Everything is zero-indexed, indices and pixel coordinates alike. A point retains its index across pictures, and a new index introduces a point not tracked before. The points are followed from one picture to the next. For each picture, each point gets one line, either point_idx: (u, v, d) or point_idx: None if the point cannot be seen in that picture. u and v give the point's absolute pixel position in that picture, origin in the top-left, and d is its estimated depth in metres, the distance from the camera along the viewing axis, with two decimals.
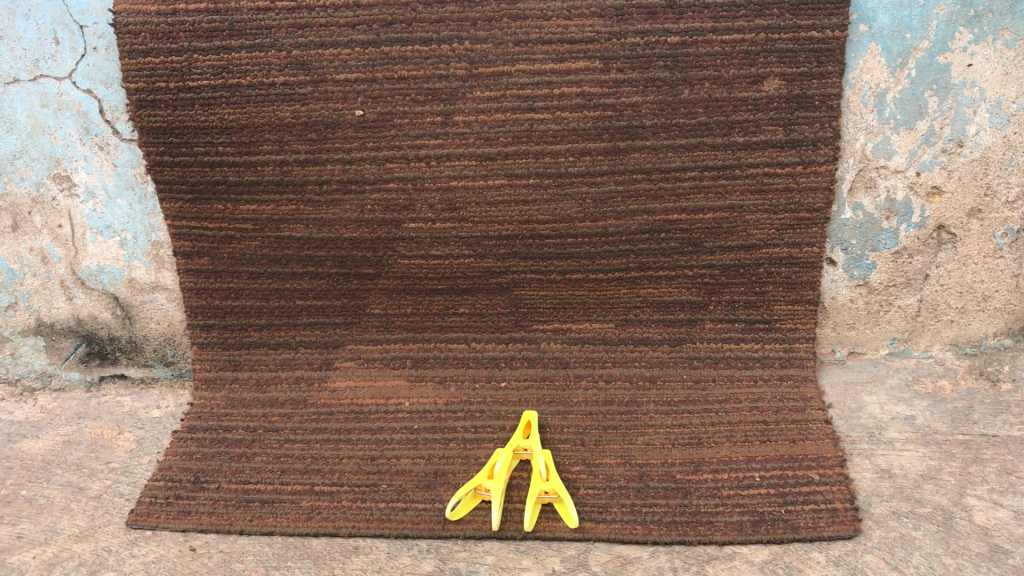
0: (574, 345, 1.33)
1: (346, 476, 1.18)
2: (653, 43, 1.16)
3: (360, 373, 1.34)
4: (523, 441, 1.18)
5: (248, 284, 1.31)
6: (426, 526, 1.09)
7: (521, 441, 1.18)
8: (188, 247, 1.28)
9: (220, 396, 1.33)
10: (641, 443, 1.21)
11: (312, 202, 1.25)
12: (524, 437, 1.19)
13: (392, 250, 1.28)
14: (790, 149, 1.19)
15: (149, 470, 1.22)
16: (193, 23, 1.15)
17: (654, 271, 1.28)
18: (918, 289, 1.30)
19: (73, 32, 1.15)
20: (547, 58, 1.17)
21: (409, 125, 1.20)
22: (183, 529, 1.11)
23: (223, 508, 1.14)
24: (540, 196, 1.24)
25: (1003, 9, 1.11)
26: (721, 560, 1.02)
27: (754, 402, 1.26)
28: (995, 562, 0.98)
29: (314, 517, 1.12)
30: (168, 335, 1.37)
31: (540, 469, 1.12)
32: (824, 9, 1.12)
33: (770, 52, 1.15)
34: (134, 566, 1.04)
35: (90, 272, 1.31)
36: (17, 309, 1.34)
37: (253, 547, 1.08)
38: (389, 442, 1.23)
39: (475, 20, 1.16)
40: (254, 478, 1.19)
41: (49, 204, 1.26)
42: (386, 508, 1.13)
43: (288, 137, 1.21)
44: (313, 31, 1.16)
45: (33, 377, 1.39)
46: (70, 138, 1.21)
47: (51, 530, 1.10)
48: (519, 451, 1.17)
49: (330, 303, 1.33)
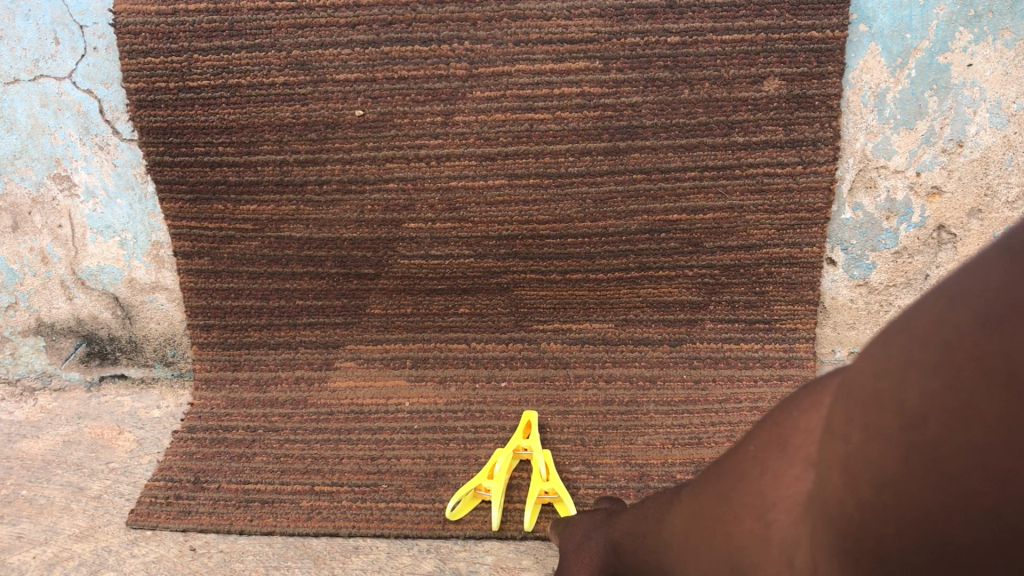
0: (574, 345, 1.32)
1: (346, 476, 1.19)
2: (653, 43, 1.16)
3: (360, 373, 1.34)
4: (523, 441, 1.18)
5: (249, 284, 1.31)
6: (426, 526, 1.10)
7: (521, 442, 1.18)
8: (188, 247, 1.27)
9: (220, 396, 1.33)
10: (641, 443, 1.22)
11: (313, 202, 1.25)
12: (524, 437, 1.19)
13: (392, 250, 1.28)
14: (790, 149, 1.20)
15: (149, 470, 1.22)
16: (193, 23, 1.16)
17: (654, 271, 1.28)
18: (918, 289, 1.29)
19: (73, 32, 1.15)
20: (546, 59, 1.17)
21: (409, 125, 1.20)
22: (183, 529, 1.12)
23: (223, 508, 1.16)
24: (540, 196, 1.23)
25: (1003, 9, 1.10)
26: None
27: (754, 402, 1.27)
28: None
29: (314, 517, 1.13)
30: (168, 335, 1.35)
31: (540, 469, 1.13)
32: (824, 9, 1.13)
33: (770, 52, 1.16)
34: (134, 566, 1.06)
35: (90, 272, 1.30)
36: (17, 309, 1.33)
37: (253, 547, 1.09)
38: (389, 442, 1.24)
39: (475, 20, 1.16)
40: (254, 478, 1.20)
41: (49, 204, 1.25)
42: (387, 508, 1.14)
43: (288, 137, 1.21)
44: (313, 31, 1.16)
45: (33, 377, 1.38)
46: (70, 138, 1.21)
47: (51, 529, 1.11)
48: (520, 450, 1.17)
49: (330, 303, 1.32)
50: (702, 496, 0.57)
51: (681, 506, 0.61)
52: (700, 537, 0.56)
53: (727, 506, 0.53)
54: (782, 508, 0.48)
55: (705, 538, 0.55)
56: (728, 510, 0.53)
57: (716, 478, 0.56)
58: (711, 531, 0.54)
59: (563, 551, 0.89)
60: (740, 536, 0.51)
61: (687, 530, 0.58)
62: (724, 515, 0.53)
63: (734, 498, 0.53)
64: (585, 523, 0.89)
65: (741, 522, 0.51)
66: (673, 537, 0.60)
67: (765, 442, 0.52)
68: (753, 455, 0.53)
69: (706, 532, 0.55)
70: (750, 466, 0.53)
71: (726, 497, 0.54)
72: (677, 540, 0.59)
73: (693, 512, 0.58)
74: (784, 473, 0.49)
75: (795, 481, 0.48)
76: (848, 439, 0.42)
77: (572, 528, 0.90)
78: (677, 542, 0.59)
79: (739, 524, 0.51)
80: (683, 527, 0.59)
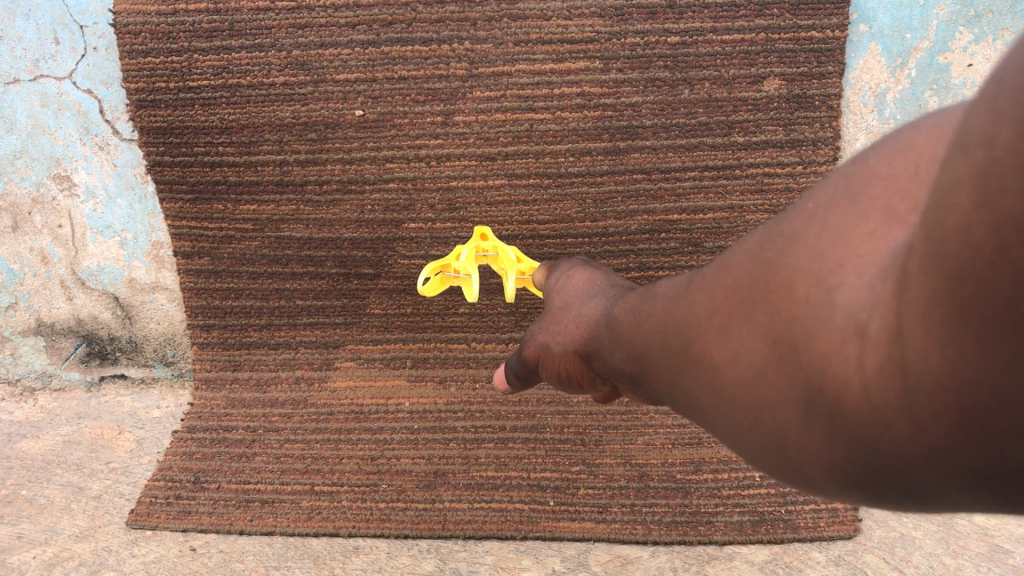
0: None
1: (345, 476, 1.22)
2: (653, 42, 1.16)
3: (360, 373, 1.32)
4: (482, 242, 1.19)
5: (248, 284, 1.29)
6: (426, 526, 1.17)
7: (483, 244, 1.18)
8: (188, 247, 1.26)
9: (220, 396, 1.31)
10: (641, 443, 1.24)
11: (312, 202, 1.24)
12: (481, 240, 1.19)
13: (392, 250, 1.27)
14: (790, 149, 1.19)
15: (149, 470, 1.26)
16: (193, 23, 1.17)
17: (654, 271, 1.26)
18: None
19: (73, 32, 1.16)
20: (547, 59, 1.17)
21: (409, 125, 1.20)
22: (183, 529, 1.18)
23: (223, 508, 1.20)
24: (540, 196, 1.23)
25: (1002, 9, 1.12)
26: (721, 560, 1.15)
27: None
28: (995, 561, 1.14)
29: (314, 517, 1.19)
30: (168, 335, 1.33)
31: (510, 254, 1.17)
32: (824, 9, 1.14)
33: (770, 52, 1.16)
34: (135, 567, 1.15)
35: (90, 272, 1.29)
36: (17, 309, 1.31)
37: (253, 547, 1.17)
38: (389, 442, 1.25)
39: (475, 20, 1.16)
40: (254, 478, 1.23)
41: (49, 204, 1.25)
42: (386, 508, 1.19)
43: (288, 137, 1.21)
44: (313, 31, 1.17)
45: (33, 377, 1.35)
46: (70, 138, 1.21)
47: (51, 529, 1.19)
48: (481, 252, 1.19)
49: (330, 303, 1.31)
50: (739, 269, 0.52)
51: (704, 286, 0.56)
52: (732, 309, 0.51)
53: (775, 278, 0.49)
54: (854, 268, 0.44)
55: (740, 310, 0.50)
56: (778, 281, 0.48)
57: (759, 249, 0.52)
58: (754, 304, 0.50)
59: (553, 303, 0.91)
60: (794, 306, 0.46)
61: (713, 305, 0.53)
62: (771, 286, 0.49)
63: (787, 265, 0.48)
64: (581, 281, 0.91)
65: (796, 288, 0.47)
66: (690, 316, 0.56)
67: (829, 207, 0.49)
68: (812, 217, 0.50)
69: (747, 305, 0.50)
70: (809, 230, 0.49)
71: (777, 265, 0.49)
72: (699, 316, 0.54)
73: (728, 287, 0.52)
74: (857, 234, 0.46)
75: (877, 245, 0.44)
76: (984, 147, 0.31)
77: (567, 283, 0.93)
78: (699, 320, 0.54)
79: (794, 293, 0.47)
80: (709, 301, 0.54)
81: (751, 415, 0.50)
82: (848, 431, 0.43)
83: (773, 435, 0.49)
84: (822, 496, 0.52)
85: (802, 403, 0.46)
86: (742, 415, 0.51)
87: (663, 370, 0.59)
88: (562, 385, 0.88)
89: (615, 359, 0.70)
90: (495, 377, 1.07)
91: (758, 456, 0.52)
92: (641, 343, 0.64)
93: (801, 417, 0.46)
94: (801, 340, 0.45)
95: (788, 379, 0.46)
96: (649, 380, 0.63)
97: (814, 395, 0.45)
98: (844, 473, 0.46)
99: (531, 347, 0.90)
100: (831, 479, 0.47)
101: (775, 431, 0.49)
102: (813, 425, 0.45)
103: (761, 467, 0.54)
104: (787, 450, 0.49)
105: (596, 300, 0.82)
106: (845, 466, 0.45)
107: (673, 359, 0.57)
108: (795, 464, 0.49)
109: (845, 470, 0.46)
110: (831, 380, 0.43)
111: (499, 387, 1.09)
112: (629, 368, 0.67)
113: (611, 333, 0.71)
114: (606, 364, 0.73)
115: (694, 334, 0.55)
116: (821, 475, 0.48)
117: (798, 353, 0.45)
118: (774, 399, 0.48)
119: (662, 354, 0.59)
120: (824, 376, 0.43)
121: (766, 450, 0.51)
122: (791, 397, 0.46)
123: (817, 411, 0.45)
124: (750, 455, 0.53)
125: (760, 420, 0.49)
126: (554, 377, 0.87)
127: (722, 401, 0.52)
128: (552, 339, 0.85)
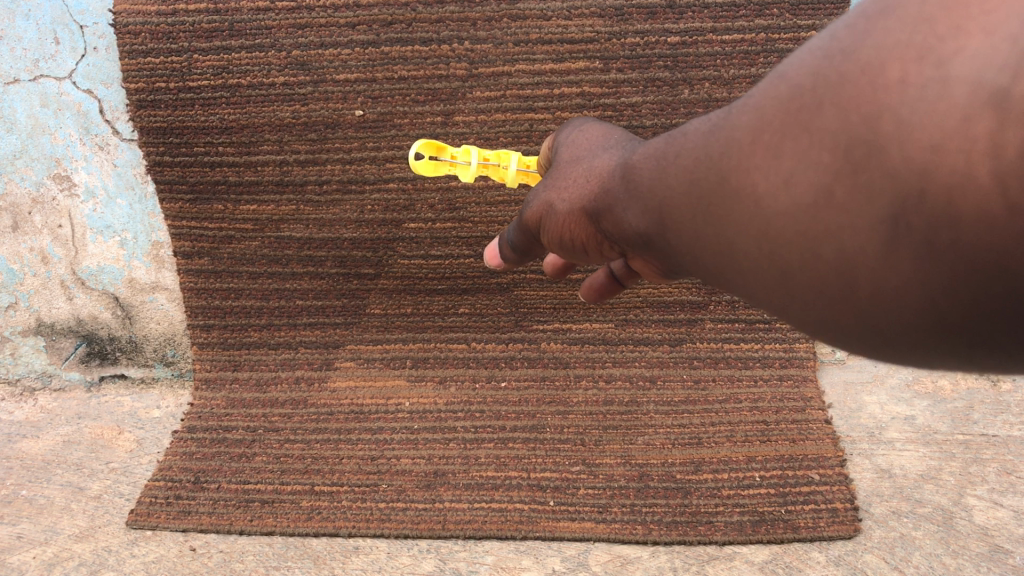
0: (574, 345, 1.31)
1: (345, 476, 1.22)
2: (653, 43, 1.17)
3: (360, 373, 1.32)
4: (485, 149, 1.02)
5: (248, 284, 1.29)
6: (426, 527, 1.17)
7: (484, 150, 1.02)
8: (188, 248, 1.26)
9: (220, 396, 1.31)
10: (641, 443, 1.24)
11: (313, 202, 1.24)
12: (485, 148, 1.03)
13: (392, 250, 1.27)
14: None
15: (149, 470, 1.26)
16: (193, 23, 1.17)
17: None
18: None
19: (73, 32, 1.17)
20: (547, 58, 1.18)
21: (409, 125, 1.20)
22: (183, 529, 1.18)
23: (223, 508, 1.20)
24: None
25: None
26: (721, 559, 1.15)
27: (755, 402, 1.27)
28: (995, 561, 1.15)
29: (314, 517, 1.18)
30: (168, 335, 1.32)
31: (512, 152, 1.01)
32: (824, 9, 1.16)
33: (770, 52, 1.17)
34: (135, 566, 1.16)
35: (90, 272, 1.28)
36: (17, 308, 1.30)
37: (253, 547, 1.17)
38: (389, 442, 1.25)
39: (475, 20, 1.17)
40: (254, 478, 1.23)
41: (49, 204, 1.25)
42: (386, 508, 1.19)
43: (288, 137, 1.21)
44: (313, 31, 1.17)
45: (33, 377, 1.34)
46: (70, 138, 1.21)
47: (50, 529, 1.20)
48: (480, 161, 0.99)
49: (330, 303, 1.31)
50: (800, 71, 0.47)
51: (753, 101, 0.50)
52: (804, 115, 0.45)
53: (864, 66, 0.43)
54: (979, 29, 0.40)
55: (818, 114, 0.44)
56: (857, 69, 0.43)
57: (829, 43, 0.46)
58: (819, 107, 0.44)
59: (558, 157, 0.78)
60: (883, 95, 0.42)
61: (766, 118, 0.47)
62: (847, 77, 0.43)
63: (871, 47, 0.43)
64: (595, 134, 0.77)
65: (886, 72, 0.42)
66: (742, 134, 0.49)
67: None
68: None
69: (809, 112, 0.45)
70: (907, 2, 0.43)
71: (855, 52, 0.44)
72: (742, 136, 0.49)
73: (785, 93, 0.47)
74: None
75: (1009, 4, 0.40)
76: None
77: (576, 137, 0.79)
78: (741, 140, 0.48)
79: (884, 80, 0.42)
80: (762, 114, 0.48)
81: (809, 247, 0.45)
82: (955, 249, 0.41)
83: (841, 268, 0.45)
84: (883, 350, 0.49)
85: (887, 218, 0.42)
86: (795, 249, 0.46)
87: (687, 218, 0.53)
88: (564, 254, 0.76)
89: (626, 217, 0.61)
90: (487, 252, 1.03)
91: (813, 304, 0.48)
92: (661, 191, 0.56)
93: (883, 240, 0.43)
94: (892, 137, 0.41)
95: (868, 195, 0.43)
96: (670, 238, 0.56)
97: (908, 206, 0.41)
98: (931, 309, 0.44)
99: (530, 213, 0.77)
100: (907, 318, 0.45)
101: (845, 261, 0.44)
102: (901, 245, 0.42)
103: (814, 319, 0.50)
104: (858, 288, 0.45)
105: (612, 150, 0.71)
106: (935, 296, 0.43)
107: (702, 200, 0.51)
108: (867, 302, 0.45)
109: (932, 300, 0.43)
110: (943, 176, 0.40)
111: (490, 264, 1.04)
112: (642, 228, 0.59)
113: (623, 189, 0.62)
114: (615, 222, 0.64)
115: (746, 153, 0.48)
116: (896, 312, 0.45)
117: (887, 152, 0.41)
118: (846, 223, 0.44)
119: (689, 197, 0.53)
120: (930, 173, 0.40)
121: (824, 290, 0.47)
122: (873, 214, 0.43)
123: (908, 226, 0.42)
124: (799, 306, 0.49)
125: (822, 254, 0.45)
126: (552, 243, 0.76)
127: (768, 237, 0.47)
128: (556, 197, 0.72)
